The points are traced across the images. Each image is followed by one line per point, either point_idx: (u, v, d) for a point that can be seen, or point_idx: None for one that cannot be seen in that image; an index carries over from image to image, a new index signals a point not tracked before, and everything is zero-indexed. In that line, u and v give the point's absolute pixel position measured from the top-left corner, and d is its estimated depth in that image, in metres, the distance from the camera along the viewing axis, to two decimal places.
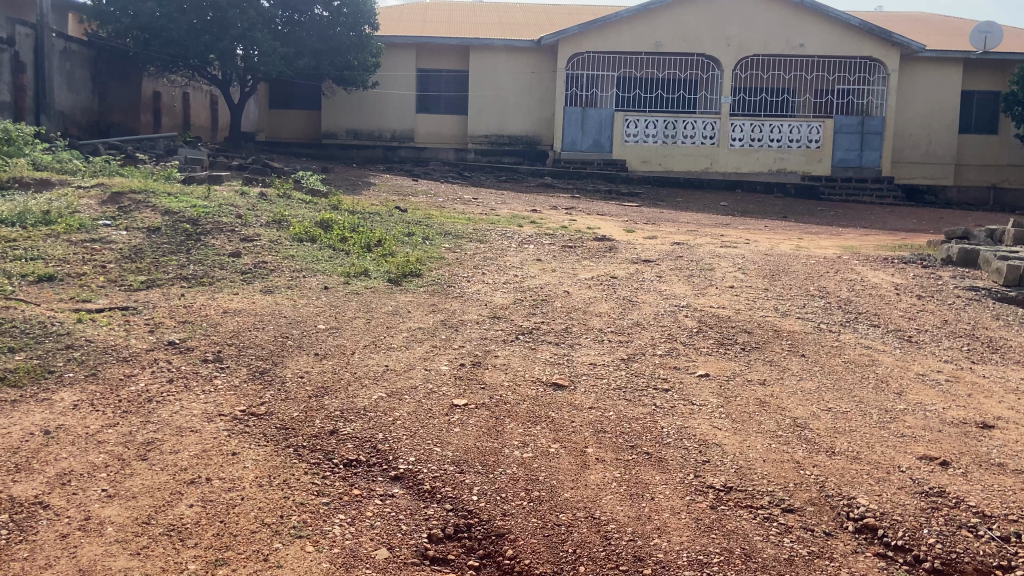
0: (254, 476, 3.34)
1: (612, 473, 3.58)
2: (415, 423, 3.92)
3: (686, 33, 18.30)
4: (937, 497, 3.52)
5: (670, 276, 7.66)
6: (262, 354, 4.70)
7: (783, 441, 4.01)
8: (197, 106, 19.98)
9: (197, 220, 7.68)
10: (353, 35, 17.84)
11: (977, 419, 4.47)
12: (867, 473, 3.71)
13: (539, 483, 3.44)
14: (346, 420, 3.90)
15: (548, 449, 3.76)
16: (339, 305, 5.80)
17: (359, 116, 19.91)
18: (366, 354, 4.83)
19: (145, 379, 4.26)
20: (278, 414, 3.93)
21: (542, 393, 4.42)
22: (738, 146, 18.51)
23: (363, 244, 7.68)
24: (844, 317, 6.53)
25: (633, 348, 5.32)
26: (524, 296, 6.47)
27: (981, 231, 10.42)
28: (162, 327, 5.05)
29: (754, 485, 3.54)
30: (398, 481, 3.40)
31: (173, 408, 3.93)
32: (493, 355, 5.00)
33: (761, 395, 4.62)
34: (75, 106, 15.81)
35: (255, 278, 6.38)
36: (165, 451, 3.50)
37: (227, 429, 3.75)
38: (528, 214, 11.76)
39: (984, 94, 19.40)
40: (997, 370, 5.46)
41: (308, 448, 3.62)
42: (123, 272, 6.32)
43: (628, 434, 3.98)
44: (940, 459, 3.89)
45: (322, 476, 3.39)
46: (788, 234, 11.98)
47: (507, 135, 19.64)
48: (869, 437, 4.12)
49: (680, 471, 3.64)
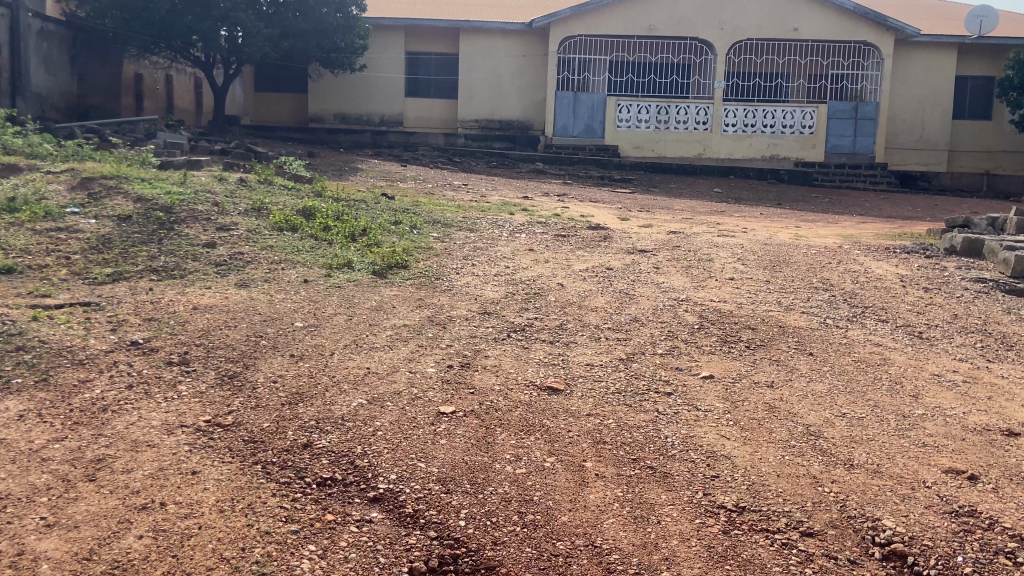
0: (215, 500, 3.00)
1: (613, 492, 3.27)
2: (398, 435, 3.59)
3: (679, 16, 17.93)
4: (969, 518, 3.20)
5: (667, 267, 7.35)
6: (232, 356, 4.34)
7: (797, 453, 3.68)
8: (180, 89, 19.50)
9: (171, 208, 7.28)
10: (338, 16, 17.36)
11: (1001, 426, 4.15)
12: (891, 489, 3.40)
13: (533, 505, 3.12)
14: (322, 430, 3.57)
15: (543, 464, 3.44)
16: (318, 300, 5.45)
17: (346, 100, 19.48)
18: (346, 355, 4.48)
19: (101, 386, 3.89)
20: (247, 425, 3.59)
21: (536, 398, 4.09)
22: (732, 131, 18.16)
23: (347, 233, 7.31)
24: (851, 313, 6.19)
25: (633, 347, 5.00)
26: (515, 289, 6.13)
27: (983, 220, 10.09)
28: (125, 326, 4.69)
29: (769, 504, 3.22)
30: (377, 503, 3.07)
31: (130, 419, 3.58)
32: (483, 355, 4.66)
33: (770, 399, 4.30)
34: (52, 88, 15.31)
35: (229, 271, 6.00)
36: (117, 470, 3.16)
37: (188, 443, 3.40)
38: (519, 201, 11.39)
39: (977, 80, 19.10)
40: (1015, 370, 5.15)
41: (278, 465, 3.28)
42: (88, 264, 5.95)
43: (630, 445, 3.66)
44: (969, 473, 3.56)
45: (292, 499, 3.05)
46: (785, 222, 11.65)
47: (498, 120, 19.25)
48: (889, 447, 3.81)
49: (688, 488, 3.32)
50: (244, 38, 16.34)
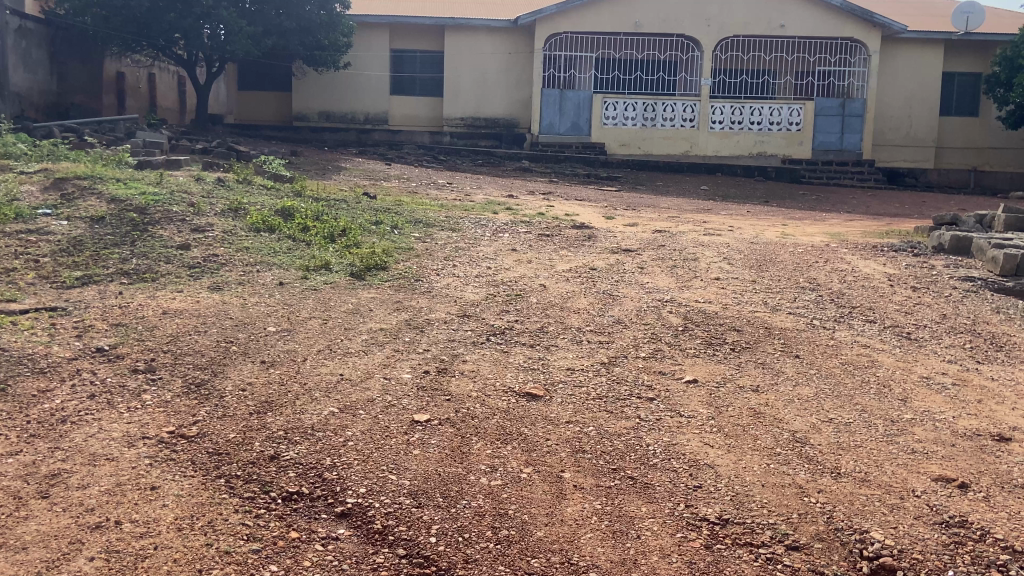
0: (173, 518, 2.87)
1: (592, 504, 3.14)
2: (370, 445, 3.45)
3: (665, 13, 17.84)
4: (960, 529, 3.10)
5: (652, 266, 7.24)
6: (201, 363, 4.19)
7: (783, 461, 3.57)
8: (162, 87, 19.28)
9: (145, 209, 7.12)
10: (322, 14, 17.14)
11: (992, 431, 4.05)
12: (879, 499, 3.29)
13: (508, 519, 3.00)
14: (290, 442, 3.43)
15: (519, 475, 3.31)
16: (293, 304, 5.30)
17: (331, 98, 19.29)
18: (319, 362, 4.34)
19: (61, 396, 3.74)
20: (211, 436, 3.45)
21: (514, 405, 3.96)
22: (718, 129, 18.08)
23: (326, 234, 7.14)
24: (838, 313, 6.09)
25: (615, 350, 4.88)
26: (496, 291, 6.00)
27: (971, 217, 10.02)
28: (91, 332, 4.54)
29: (754, 516, 3.10)
30: (345, 519, 2.94)
31: (90, 431, 3.43)
32: (461, 359, 4.53)
33: (755, 405, 4.18)
34: (31, 87, 15.06)
35: (203, 273, 5.84)
36: (72, 486, 3.02)
37: (149, 456, 3.26)
38: (503, 199, 11.25)
39: (964, 77, 19.07)
40: (1006, 372, 5.05)
41: (242, 479, 3.14)
42: (57, 267, 5.79)
43: (611, 454, 3.54)
44: (959, 481, 3.46)
45: (254, 516, 2.92)
46: (772, 220, 11.55)
47: (484, 118, 19.09)
48: (877, 455, 3.70)
49: (669, 500, 3.20)
50: (226, 36, 16.11)
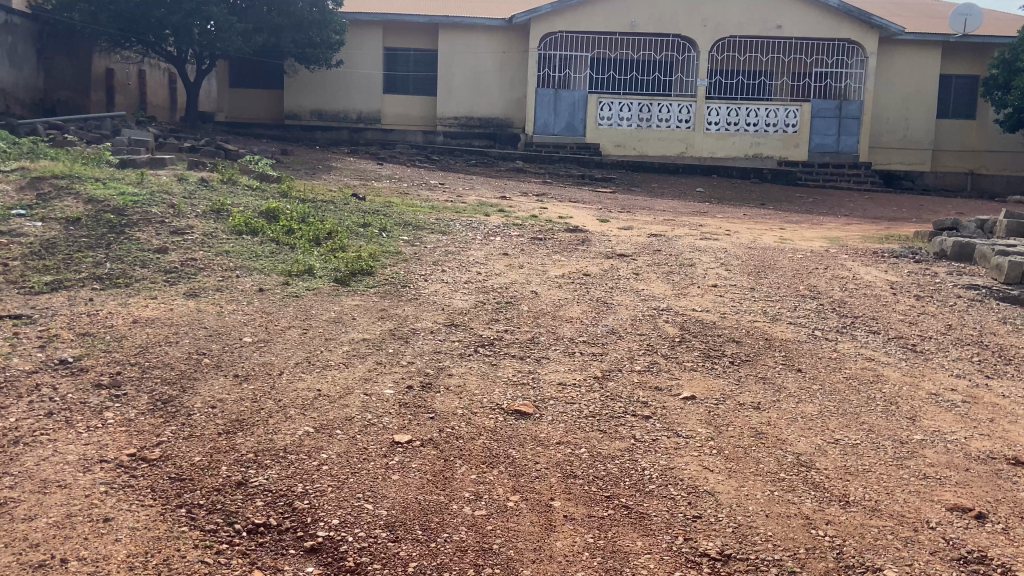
0: (126, 555, 2.65)
1: (584, 538, 2.92)
2: (346, 470, 3.21)
3: (661, 14, 17.61)
4: (978, 566, 2.88)
5: (648, 273, 6.97)
6: (170, 377, 3.95)
7: (788, 488, 3.34)
8: (152, 84, 18.99)
9: (123, 210, 6.85)
10: (315, 10, 16.87)
11: (1007, 454, 3.82)
12: (891, 532, 3.06)
13: (494, 556, 2.78)
14: (260, 466, 3.19)
15: (506, 504, 3.08)
16: (272, 312, 5.06)
17: (322, 97, 19.02)
18: (296, 375, 4.10)
19: (16, 414, 3.49)
20: (176, 459, 3.21)
21: (502, 424, 3.73)
22: (715, 130, 17.87)
23: (311, 237, 6.88)
24: (840, 322, 5.89)
25: (609, 363, 4.65)
26: (486, 297, 5.78)
27: (972, 222, 9.82)
28: (55, 343, 4.28)
29: (758, 551, 2.89)
30: (314, 555, 2.72)
31: (42, 454, 3.18)
32: (446, 374, 4.28)
33: (757, 424, 3.95)
34: (16, 82, 14.74)
35: (179, 278, 5.60)
36: (17, 517, 2.78)
37: (106, 483, 3.02)
38: (496, 201, 11.01)
39: (961, 79, 18.91)
40: (1017, 388, 4.82)
41: (205, 509, 2.91)
42: (26, 271, 5.53)
43: (604, 480, 3.30)
44: (976, 511, 3.23)
45: (216, 552, 2.70)
46: (769, 224, 11.34)
47: (478, 117, 18.84)
48: (887, 480, 3.47)
49: (666, 533, 2.97)
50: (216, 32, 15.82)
